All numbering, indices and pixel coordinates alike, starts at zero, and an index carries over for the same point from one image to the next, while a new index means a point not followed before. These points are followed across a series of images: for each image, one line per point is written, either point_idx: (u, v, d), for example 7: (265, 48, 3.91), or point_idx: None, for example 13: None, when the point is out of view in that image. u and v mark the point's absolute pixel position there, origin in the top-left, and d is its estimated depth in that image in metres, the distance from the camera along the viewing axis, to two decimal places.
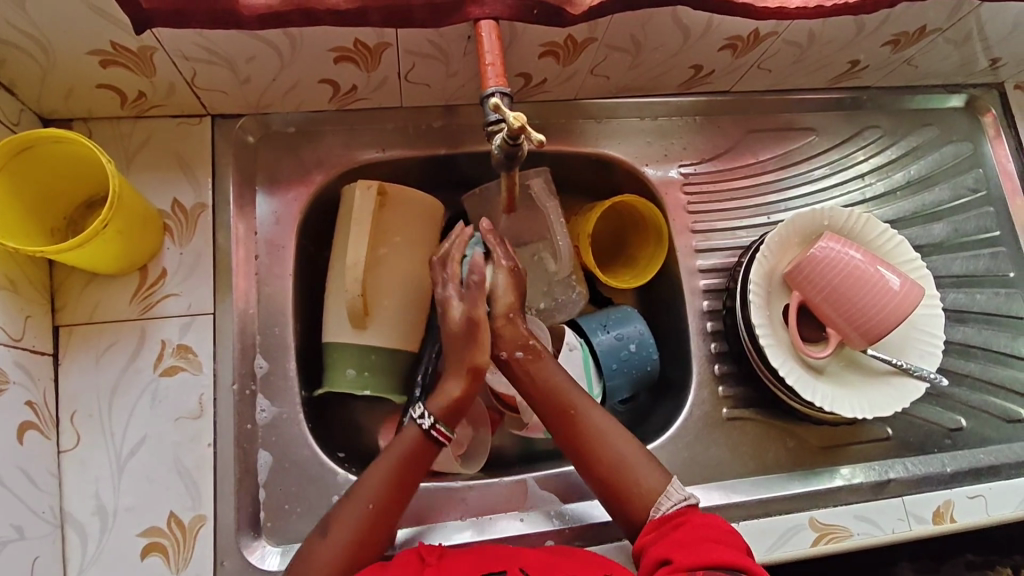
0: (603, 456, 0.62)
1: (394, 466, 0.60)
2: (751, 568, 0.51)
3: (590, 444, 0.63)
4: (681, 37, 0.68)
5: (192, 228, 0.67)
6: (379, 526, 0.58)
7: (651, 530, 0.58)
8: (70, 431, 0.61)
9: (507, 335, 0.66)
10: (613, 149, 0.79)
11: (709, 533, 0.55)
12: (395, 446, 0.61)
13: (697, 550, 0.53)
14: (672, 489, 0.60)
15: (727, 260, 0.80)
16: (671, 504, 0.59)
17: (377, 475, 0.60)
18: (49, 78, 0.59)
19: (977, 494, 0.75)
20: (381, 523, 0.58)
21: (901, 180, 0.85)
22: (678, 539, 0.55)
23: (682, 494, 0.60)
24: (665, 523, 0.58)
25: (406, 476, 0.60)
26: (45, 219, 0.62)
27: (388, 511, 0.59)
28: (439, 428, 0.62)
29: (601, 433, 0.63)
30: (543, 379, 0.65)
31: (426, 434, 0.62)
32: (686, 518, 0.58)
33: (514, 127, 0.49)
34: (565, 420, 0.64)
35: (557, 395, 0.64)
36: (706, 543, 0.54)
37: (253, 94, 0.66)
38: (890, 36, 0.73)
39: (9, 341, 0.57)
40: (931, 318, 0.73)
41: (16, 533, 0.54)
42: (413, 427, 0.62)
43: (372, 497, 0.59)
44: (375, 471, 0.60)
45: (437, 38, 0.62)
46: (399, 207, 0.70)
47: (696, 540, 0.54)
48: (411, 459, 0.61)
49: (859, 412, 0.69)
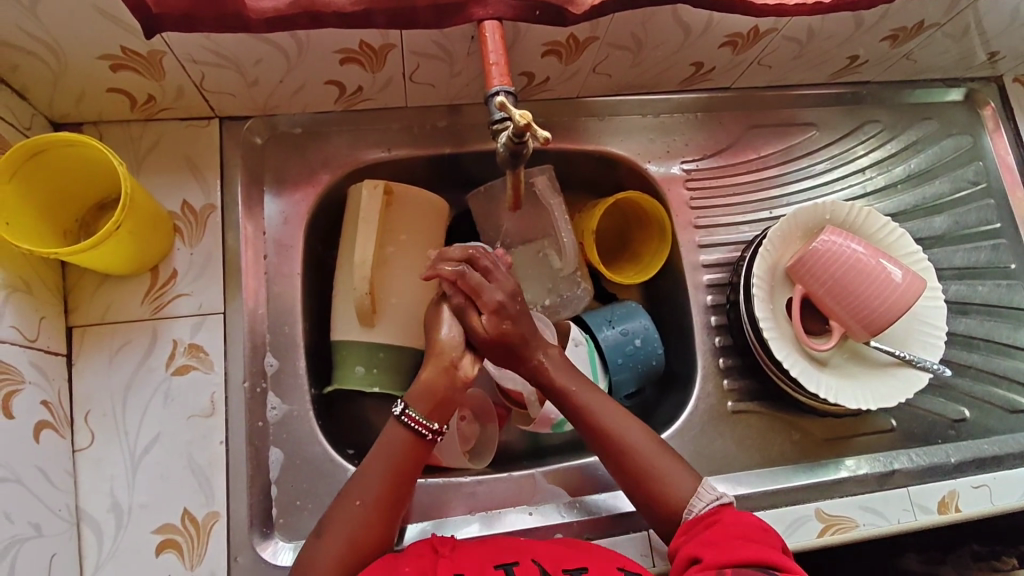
0: (632, 463, 0.62)
1: (383, 464, 0.59)
2: (784, 565, 0.51)
3: (621, 450, 0.63)
4: (682, 35, 0.69)
5: (201, 228, 0.68)
6: (375, 527, 0.57)
7: (684, 531, 0.59)
8: (85, 430, 0.62)
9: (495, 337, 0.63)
10: (615, 147, 0.80)
11: (738, 530, 0.55)
12: (381, 445, 0.60)
13: (726, 547, 0.54)
14: (703, 490, 0.61)
15: (730, 255, 0.81)
16: (703, 504, 0.60)
17: (369, 473, 0.59)
18: (60, 82, 0.60)
19: (981, 484, 0.75)
20: (380, 517, 0.58)
21: (902, 174, 0.85)
22: (708, 537, 0.56)
23: (715, 493, 0.60)
24: (696, 522, 0.59)
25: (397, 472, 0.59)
26: (58, 221, 0.63)
27: (382, 508, 0.58)
28: (411, 415, 0.61)
29: (629, 438, 0.63)
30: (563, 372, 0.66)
31: (400, 422, 0.61)
32: (718, 517, 0.58)
33: (519, 125, 0.50)
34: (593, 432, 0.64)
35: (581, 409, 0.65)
36: (735, 541, 0.54)
37: (261, 96, 0.67)
38: (889, 32, 0.74)
39: (24, 342, 0.57)
40: (933, 309, 0.73)
41: (34, 530, 0.54)
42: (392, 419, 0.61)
43: (362, 494, 0.58)
44: (367, 470, 0.59)
45: (441, 38, 0.63)
46: (406, 206, 0.71)
47: (725, 537, 0.55)
48: (400, 456, 0.60)
49: (863, 403, 0.70)
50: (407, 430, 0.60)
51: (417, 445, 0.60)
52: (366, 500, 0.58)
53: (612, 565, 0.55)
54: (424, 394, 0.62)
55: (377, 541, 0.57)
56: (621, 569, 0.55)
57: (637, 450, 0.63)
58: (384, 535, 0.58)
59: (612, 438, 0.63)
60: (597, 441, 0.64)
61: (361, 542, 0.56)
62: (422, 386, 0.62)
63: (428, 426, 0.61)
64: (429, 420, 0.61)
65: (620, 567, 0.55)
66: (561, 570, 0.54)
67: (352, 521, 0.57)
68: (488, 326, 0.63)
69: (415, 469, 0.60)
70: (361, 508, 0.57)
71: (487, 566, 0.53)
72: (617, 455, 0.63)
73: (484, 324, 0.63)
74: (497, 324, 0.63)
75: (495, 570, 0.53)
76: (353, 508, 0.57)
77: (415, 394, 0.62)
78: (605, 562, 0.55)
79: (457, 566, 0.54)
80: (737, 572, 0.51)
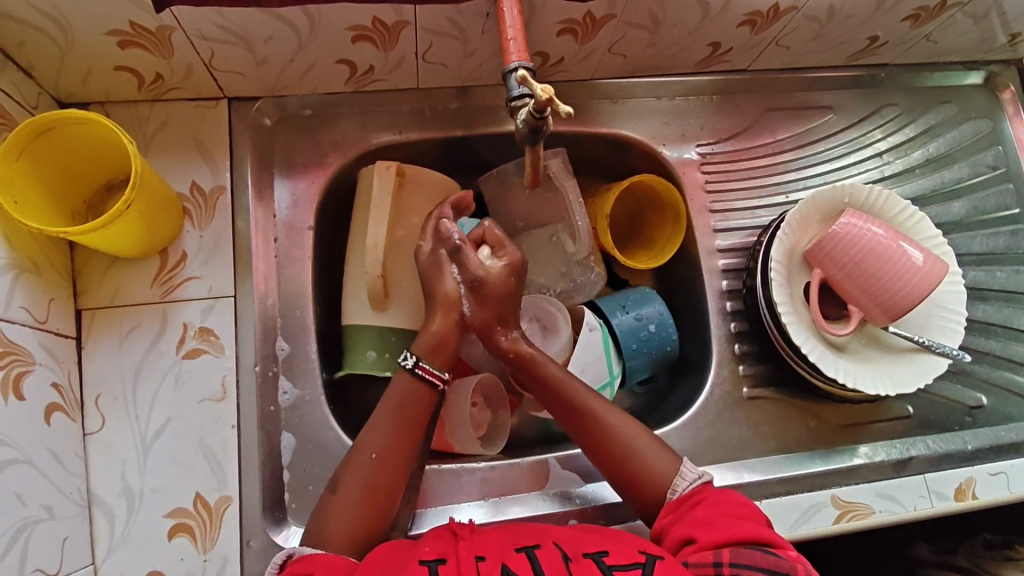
0: (614, 446, 0.62)
1: (390, 410, 0.61)
2: (774, 541, 0.53)
3: (593, 431, 0.63)
4: (701, 13, 0.67)
5: (211, 211, 0.67)
6: (390, 474, 0.58)
7: (669, 511, 0.59)
8: (95, 413, 0.61)
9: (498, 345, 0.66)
10: (629, 130, 0.79)
11: (727, 508, 0.56)
12: (390, 397, 0.61)
13: (719, 527, 0.54)
14: (686, 470, 0.61)
15: (746, 240, 0.80)
16: (687, 484, 0.60)
17: (380, 424, 0.60)
18: (66, 60, 0.59)
19: (998, 471, 0.75)
20: (401, 452, 0.59)
21: (919, 158, 0.84)
22: (698, 517, 0.56)
23: (697, 473, 0.60)
24: (682, 503, 0.58)
25: (407, 425, 0.60)
26: (67, 201, 0.62)
27: (398, 453, 0.59)
28: (425, 367, 0.62)
29: (609, 422, 0.63)
30: (540, 377, 0.65)
31: (414, 375, 0.62)
32: (702, 495, 0.58)
33: (541, 100, 0.50)
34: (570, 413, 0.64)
35: (560, 387, 0.65)
36: (726, 519, 0.54)
37: (270, 76, 0.66)
38: (910, 11, 0.72)
39: (33, 324, 0.57)
40: (953, 294, 0.72)
41: (46, 512, 0.54)
42: (401, 371, 0.62)
43: (377, 446, 0.59)
44: (378, 422, 0.60)
45: (455, 15, 0.61)
46: (416, 190, 0.70)
47: (716, 516, 0.55)
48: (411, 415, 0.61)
49: (882, 388, 0.69)
50: (421, 381, 0.62)
51: (426, 396, 0.62)
52: (381, 451, 0.59)
53: (634, 549, 0.53)
54: (433, 347, 0.63)
55: (393, 491, 0.58)
56: (643, 552, 0.52)
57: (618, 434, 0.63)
58: (400, 480, 0.59)
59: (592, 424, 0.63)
60: (579, 428, 0.64)
61: (385, 511, 0.57)
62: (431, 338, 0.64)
63: (439, 378, 0.63)
64: (441, 371, 0.63)
65: (641, 551, 0.53)
66: (582, 554, 0.52)
67: (368, 480, 0.58)
68: (500, 269, 0.66)
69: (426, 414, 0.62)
70: (376, 460, 0.58)
71: (508, 550, 0.52)
72: (588, 436, 0.63)
73: (496, 268, 0.66)
74: (508, 276, 0.66)
75: (516, 553, 0.51)
76: (368, 460, 0.58)
77: (426, 349, 0.63)
78: (627, 547, 0.53)
79: (478, 549, 0.52)
80: (735, 553, 0.51)
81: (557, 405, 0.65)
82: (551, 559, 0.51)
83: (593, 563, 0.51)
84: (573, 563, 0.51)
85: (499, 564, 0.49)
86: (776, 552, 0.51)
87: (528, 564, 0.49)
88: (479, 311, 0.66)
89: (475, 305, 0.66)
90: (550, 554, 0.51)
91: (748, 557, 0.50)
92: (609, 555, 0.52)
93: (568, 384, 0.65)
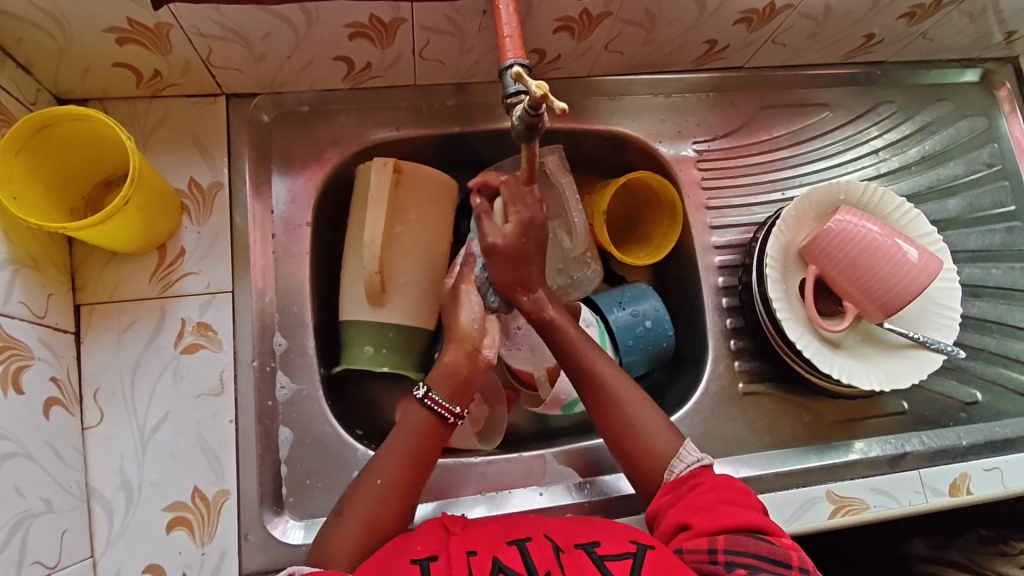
0: (620, 422, 0.63)
1: (404, 440, 0.60)
2: (768, 528, 0.53)
3: (602, 398, 0.64)
4: (697, 11, 0.68)
5: (209, 206, 0.67)
6: (393, 505, 0.58)
7: (666, 492, 0.59)
8: (94, 408, 0.62)
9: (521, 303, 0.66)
10: (626, 127, 0.79)
11: (724, 494, 0.56)
12: (401, 427, 0.61)
13: (714, 513, 0.54)
14: (685, 451, 0.60)
15: (742, 236, 0.80)
16: (684, 466, 0.59)
17: (388, 455, 0.60)
18: (65, 57, 0.59)
19: (993, 466, 0.75)
20: (407, 481, 0.59)
21: (915, 156, 0.84)
22: (694, 502, 0.56)
23: (697, 456, 0.60)
24: (679, 485, 0.59)
25: (416, 455, 0.60)
26: (66, 197, 0.62)
27: (405, 481, 0.59)
28: (434, 398, 0.62)
29: (617, 395, 0.63)
30: (556, 340, 0.66)
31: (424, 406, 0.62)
32: (701, 479, 0.58)
33: (536, 97, 0.50)
34: (583, 378, 0.65)
35: (574, 354, 0.65)
36: (722, 505, 0.55)
37: (268, 72, 0.66)
38: (906, 9, 0.73)
39: (32, 319, 0.57)
40: (947, 290, 0.73)
41: (45, 506, 0.54)
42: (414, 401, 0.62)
43: (383, 473, 0.59)
44: (388, 451, 0.60)
45: (453, 12, 0.62)
46: (413, 185, 0.70)
47: (712, 502, 0.55)
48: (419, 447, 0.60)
49: (877, 384, 0.69)
50: (429, 411, 0.62)
51: (435, 425, 0.61)
52: (388, 478, 0.59)
53: (624, 539, 0.53)
54: (445, 377, 0.63)
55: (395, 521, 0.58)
56: (634, 542, 0.53)
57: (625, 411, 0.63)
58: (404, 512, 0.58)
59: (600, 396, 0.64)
60: (590, 393, 0.64)
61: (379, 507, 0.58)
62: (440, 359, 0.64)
63: (449, 410, 0.62)
64: (451, 403, 0.62)
65: (632, 540, 0.53)
66: (573, 545, 0.52)
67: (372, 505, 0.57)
68: (511, 230, 0.63)
69: (437, 444, 0.61)
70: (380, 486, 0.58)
71: (499, 543, 0.52)
72: (598, 402, 0.64)
73: (507, 230, 0.63)
74: (519, 236, 0.63)
75: (508, 546, 0.51)
76: (373, 486, 0.58)
77: (437, 379, 0.63)
78: (618, 537, 0.54)
79: (469, 543, 0.52)
80: (729, 540, 0.52)
81: (570, 367, 0.65)
82: (542, 552, 0.51)
83: (584, 554, 0.51)
84: (565, 554, 0.51)
85: (491, 558, 0.50)
86: (769, 540, 0.52)
87: (519, 559, 0.50)
88: (499, 274, 0.64)
89: (494, 269, 0.64)
90: (542, 546, 0.52)
91: (742, 544, 0.51)
92: (600, 545, 0.52)
93: (581, 352, 0.65)
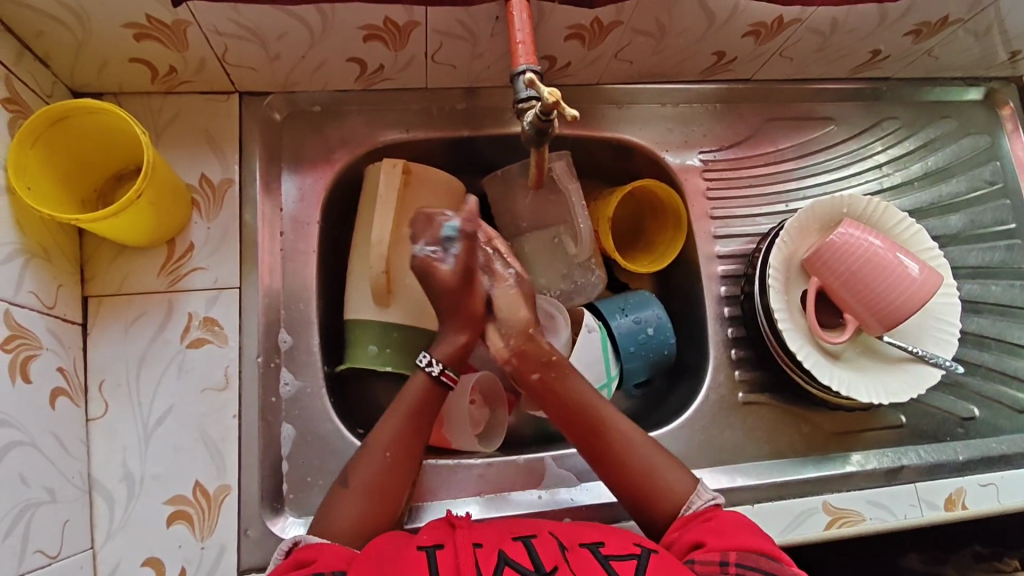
0: (633, 467, 0.61)
1: (387, 444, 0.60)
2: (779, 555, 0.54)
3: (613, 449, 0.62)
4: (706, 22, 0.68)
5: (219, 202, 0.68)
6: (378, 505, 0.58)
7: (678, 526, 0.58)
8: (98, 399, 0.62)
9: (531, 356, 0.65)
10: (634, 135, 0.80)
11: (739, 522, 0.57)
12: (401, 402, 0.62)
13: (728, 533, 0.55)
14: (702, 489, 0.61)
15: (745, 247, 0.81)
16: (702, 502, 0.60)
17: (374, 452, 0.59)
18: (83, 51, 0.60)
19: (989, 482, 0.75)
20: (392, 483, 0.59)
21: (918, 171, 0.85)
22: (708, 526, 0.56)
23: (712, 494, 0.61)
24: (693, 518, 0.58)
25: (404, 450, 0.60)
26: (77, 189, 0.63)
27: (387, 483, 0.59)
28: (448, 374, 0.63)
29: (627, 442, 0.62)
30: (560, 399, 0.64)
31: (434, 381, 0.63)
32: (715, 512, 0.58)
33: (548, 103, 0.52)
34: (592, 431, 0.63)
35: (582, 409, 0.63)
36: (737, 529, 0.55)
37: (281, 71, 0.67)
38: (911, 27, 0.74)
39: (42, 309, 0.57)
40: (947, 305, 0.73)
41: (49, 495, 0.55)
42: (422, 375, 0.63)
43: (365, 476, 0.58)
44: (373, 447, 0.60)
45: (466, 17, 0.62)
46: (422, 186, 0.71)
47: (725, 525, 0.56)
48: (404, 442, 0.60)
49: (876, 397, 0.70)
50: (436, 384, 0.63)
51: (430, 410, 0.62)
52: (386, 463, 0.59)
53: (629, 541, 0.54)
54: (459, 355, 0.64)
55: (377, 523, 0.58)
56: (639, 544, 0.53)
57: (632, 451, 0.62)
58: (388, 515, 0.58)
59: (605, 440, 0.62)
60: (598, 446, 0.63)
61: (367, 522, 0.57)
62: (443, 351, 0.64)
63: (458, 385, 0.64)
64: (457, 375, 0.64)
65: (637, 543, 0.53)
66: (578, 543, 0.53)
67: (358, 509, 0.57)
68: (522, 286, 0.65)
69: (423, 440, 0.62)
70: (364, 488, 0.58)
71: (505, 538, 0.52)
72: (610, 455, 0.62)
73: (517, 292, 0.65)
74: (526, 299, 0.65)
75: (514, 541, 0.52)
76: (371, 472, 0.58)
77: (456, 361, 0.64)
78: (622, 539, 0.54)
79: (475, 536, 0.52)
80: (742, 556, 0.53)
81: (577, 425, 0.63)
82: (547, 547, 0.51)
83: (589, 552, 0.52)
84: (569, 551, 0.52)
85: (497, 550, 0.50)
86: (779, 561, 0.53)
87: (526, 553, 0.50)
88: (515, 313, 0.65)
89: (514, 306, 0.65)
90: (546, 543, 0.52)
91: (754, 561, 0.52)
92: (604, 546, 0.53)
93: (590, 404, 0.63)
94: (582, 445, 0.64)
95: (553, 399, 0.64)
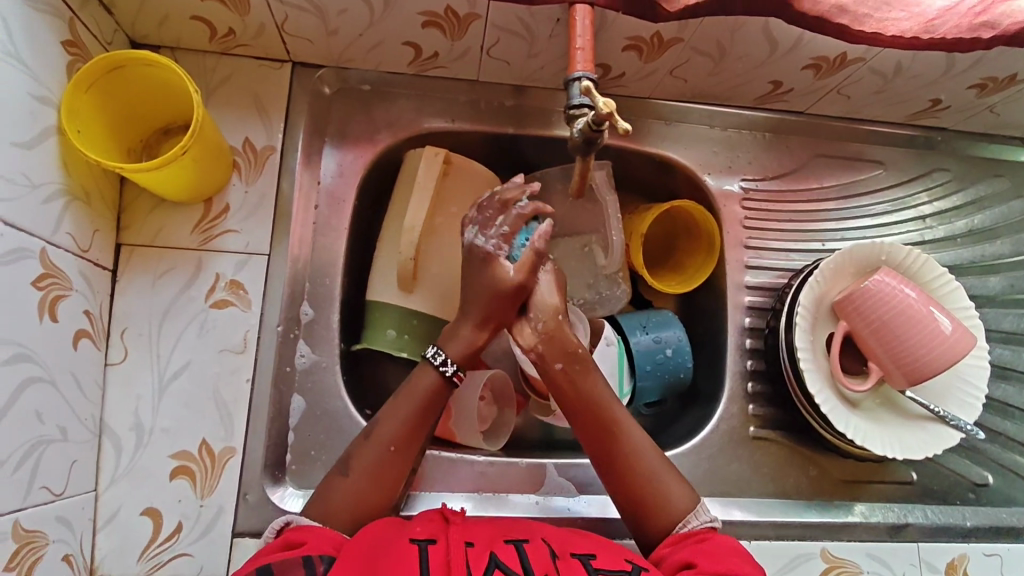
0: (633, 470, 0.61)
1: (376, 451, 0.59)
2: None
3: (616, 448, 0.62)
4: (767, 49, 0.67)
5: (259, 167, 0.68)
6: (367, 507, 0.57)
7: (671, 542, 0.57)
8: (119, 345, 0.63)
9: (555, 346, 0.64)
10: (677, 153, 0.79)
11: (734, 552, 0.55)
12: (392, 412, 0.60)
13: (721, 559, 0.53)
14: (701, 509, 0.59)
15: (776, 281, 0.80)
16: (699, 522, 0.58)
17: (367, 451, 0.58)
18: (147, 3, 0.61)
19: (993, 552, 0.74)
20: (376, 495, 0.58)
21: (963, 228, 0.83)
22: (701, 548, 0.55)
23: (710, 516, 0.59)
24: (687, 537, 0.57)
25: (393, 465, 0.59)
26: (124, 138, 0.64)
27: (373, 492, 0.57)
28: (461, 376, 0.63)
29: (632, 446, 0.62)
30: (577, 394, 0.63)
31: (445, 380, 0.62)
32: (709, 536, 0.57)
33: (602, 112, 0.51)
34: (599, 427, 0.63)
35: (593, 404, 0.63)
36: (731, 559, 0.54)
37: (337, 46, 0.67)
38: (977, 80, 0.72)
39: (77, 251, 0.58)
40: (977, 368, 0.71)
41: (60, 434, 0.56)
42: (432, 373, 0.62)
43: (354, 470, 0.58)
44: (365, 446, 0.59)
45: (527, 15, 0.62)
46: (460, 179, 0.71)
47: (719, 552, 0.55)
48: (393, 457, 0.59)
49: (891, 452, 0.68)
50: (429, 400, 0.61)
51: (428, 410, 0.61)
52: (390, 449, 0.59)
53: (620, 556, 0.53)
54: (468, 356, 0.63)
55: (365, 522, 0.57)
56: (630, 561, 0.52)
57: (635, 455, 0.61)
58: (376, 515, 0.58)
59: (612, 438, 0.62)
60: (603, 442, 0.62)
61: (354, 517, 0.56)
62: (460, 344, 0.63)
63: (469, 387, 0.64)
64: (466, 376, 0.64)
65: (628, 559, 0.53)
66: (569, 553, 0.53)
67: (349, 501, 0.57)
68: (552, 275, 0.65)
69: (423, 436, 0.61)
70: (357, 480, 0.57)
71: (497, 539, 0.52)
72: (613, 453, 0.62)
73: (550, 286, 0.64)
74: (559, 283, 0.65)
75: (505, 544, 0.52)
76: (372, 456, 0.58)
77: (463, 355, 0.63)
78: (613, 554, 0.53)
79: (468, 534, 0.52)
80: None
81: (585, 417, 0.63)
82: (538, 554, 0.51)
83: (579, 564, 0.51)
84: (560, 562, 0.51)
85: (488, 551, 0.50)
86: None
87: (517, 558, 0.50)
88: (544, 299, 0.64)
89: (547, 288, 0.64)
90: (539, 550, 0.52)
91: None
92: (596, 559, 0.52)
93: (601, 400, 0.63)
94: (586, 438, 0.63)
95: (572, 393, 0.63)
